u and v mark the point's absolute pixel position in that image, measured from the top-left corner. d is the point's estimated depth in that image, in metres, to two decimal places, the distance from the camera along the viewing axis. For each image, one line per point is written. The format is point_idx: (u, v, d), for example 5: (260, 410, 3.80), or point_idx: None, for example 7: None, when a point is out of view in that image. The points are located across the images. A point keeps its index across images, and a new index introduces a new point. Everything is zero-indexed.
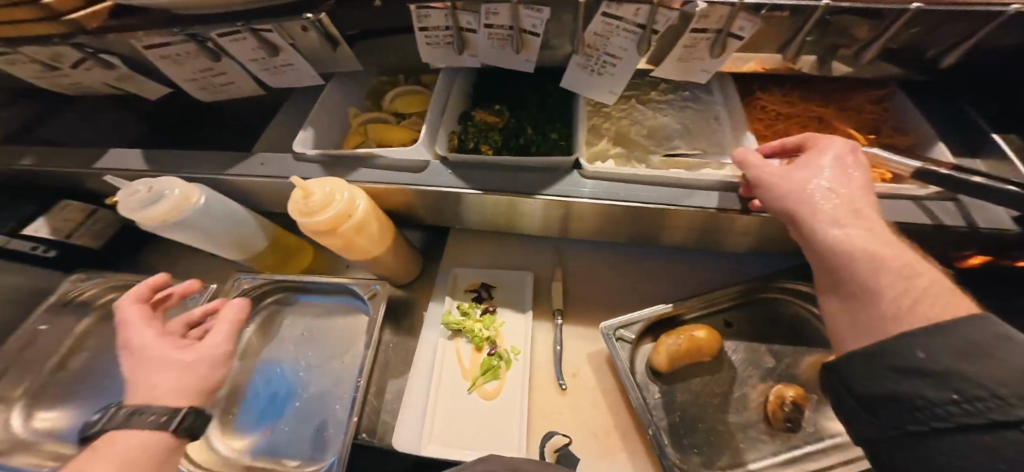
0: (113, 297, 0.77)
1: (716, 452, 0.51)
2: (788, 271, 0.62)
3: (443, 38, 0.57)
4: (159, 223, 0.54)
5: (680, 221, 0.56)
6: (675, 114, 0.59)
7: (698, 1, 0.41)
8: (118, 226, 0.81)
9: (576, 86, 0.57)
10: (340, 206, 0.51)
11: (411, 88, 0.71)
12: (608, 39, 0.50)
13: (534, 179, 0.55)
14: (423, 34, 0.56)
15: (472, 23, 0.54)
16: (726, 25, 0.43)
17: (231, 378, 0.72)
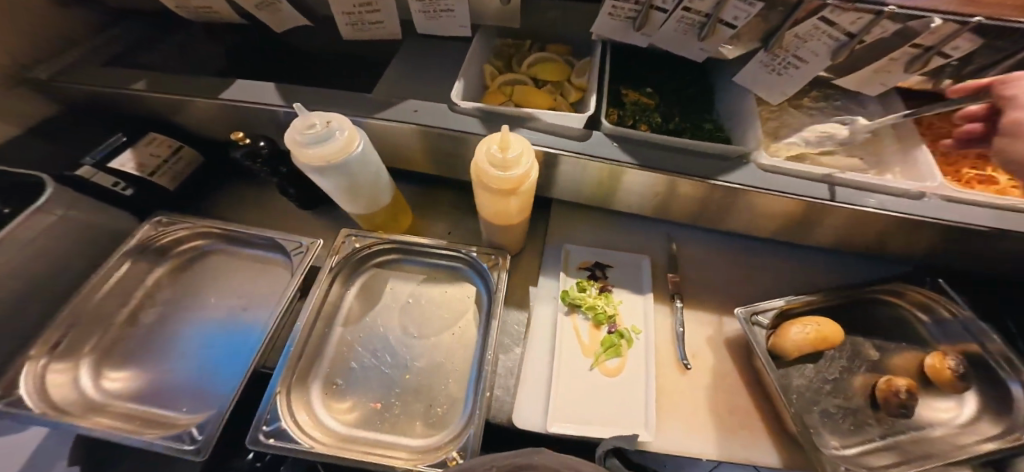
0: (194, 246, 0.67)
1: (835, 431, 0.59)
2: (897, 279, 0.69)
3: (627, 12, 0.56)
4: (322, 164, 0.45)
5: (827, 220, 0.59)
6: (823, 120, 0.63)
7: (933, 18, 0.42)
8: (197, 168, 0.71)
9: (749, 81, 0.59)
10: (527, 169, 0.50)
11: (550, 53, 0.68)
12: (805, 42, 0.50)
13: (709, 165, 0.56)
14: (613, 4, 0.54)
15: (667, 2, 0.52)
16: (942, 44, 0.44)
17: (333, 345, 0.63)
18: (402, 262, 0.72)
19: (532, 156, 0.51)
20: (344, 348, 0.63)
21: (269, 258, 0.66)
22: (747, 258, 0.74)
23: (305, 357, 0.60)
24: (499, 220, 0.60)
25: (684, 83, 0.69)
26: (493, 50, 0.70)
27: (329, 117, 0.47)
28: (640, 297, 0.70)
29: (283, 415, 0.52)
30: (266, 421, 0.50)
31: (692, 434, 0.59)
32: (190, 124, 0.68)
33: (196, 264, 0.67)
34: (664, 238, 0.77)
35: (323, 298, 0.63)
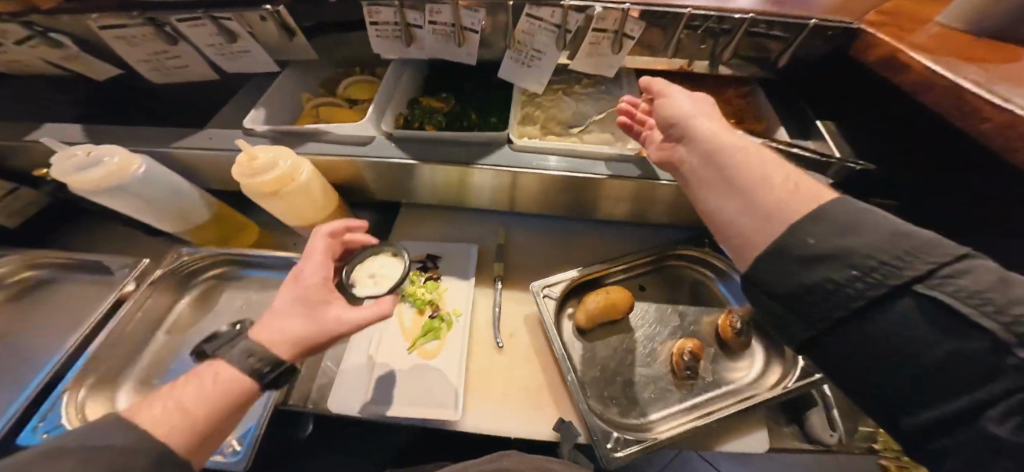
0: (27, 277, 0.72)
1: (631, 403, 0.62)
2: (685, 239, 0.76)
3: (391, 32, 0.64)
4: (90, 189, 0.56)
5: (592, 191, 0.66)
6: (593, 103, 0.73)
7: (596, 6, 0.54)
8: (44, 207, 0.78)
9: (511, 77, 0.66)
10: (282, 171, 0.55)
11: (363, 77, 0.77)
12: (533, 36, 0.59)
13: (470, 151, 0.63)
14: (373, 27, 0.63)
15: (417, 20, 0.61)
16: (619, 26, 0.56)
17: (153, 348, 0.64)
18: (238, 273, 0.72)
19: (289, 158, 0.56)
20: (164, 352, 0.63)
21: (98, 279, 0.71)
22: (567, 239, 0.80)
23: (113, 366, 0.60)
24: (299, 221, 0.63)
25: (478, 86, 0.74)
26: (321, 80, 0.81)
27: (108, 152, 0.58)
28: (465, 282, 0.73)
29: (67, 419, 0.53)
30: (42, 426, 0.51)
31: (502, 408, 0.61)
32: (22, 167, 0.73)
33: (34, 290, 0.71)
34: (494, 227, 0.82)
35: (137, 311, 0.62)
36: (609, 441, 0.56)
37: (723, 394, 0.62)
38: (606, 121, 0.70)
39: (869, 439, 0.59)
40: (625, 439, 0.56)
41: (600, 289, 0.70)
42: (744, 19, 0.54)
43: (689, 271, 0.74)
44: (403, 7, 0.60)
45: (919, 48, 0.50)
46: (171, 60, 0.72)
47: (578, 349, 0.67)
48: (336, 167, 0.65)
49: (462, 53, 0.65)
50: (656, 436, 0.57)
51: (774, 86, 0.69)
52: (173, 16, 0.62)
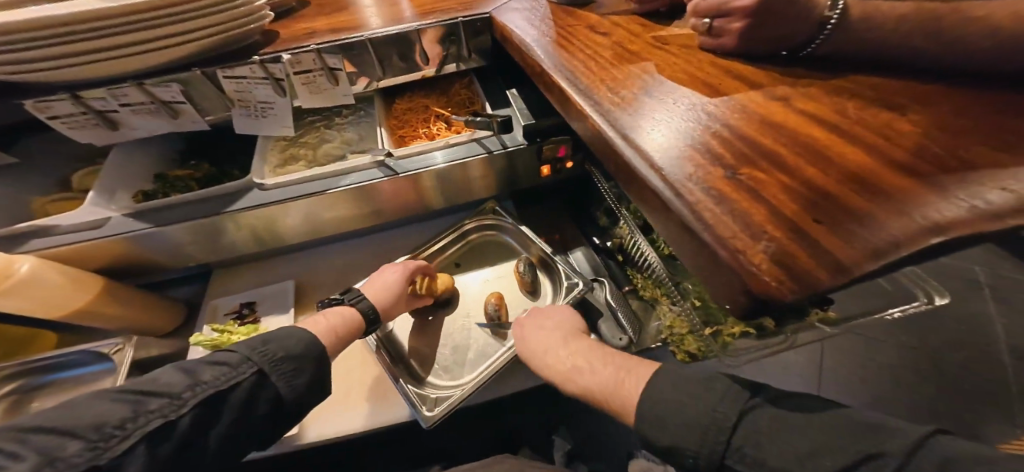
0: None
1: (453, 366, 0.70)
2: (478, 210, 0.87)
3: (84, 121, 0.62)
4: None
5: (357, 200, 0.74)
6: (354, 127, 0.83)
7: (287, 55, 0.65)
8: None
9: (250, 129, 0.74)
10: None
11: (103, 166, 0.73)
12: (251, 92, 0.69)
13: (223, 200, 0.68)
14: (57, 121, 0.60)
15: (107, 106, 0.62)
16: (320, 64, 0.69)
17: None
18: (38, 382, 0.75)
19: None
20: None
21: None
22: (383, 245, 0.88)
23: None
24: (59, 313, 0.61)
25: (236, 143, 0.79)
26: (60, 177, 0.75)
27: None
28: (284, 316, 0.75)
29: None
30: None
31: (342, 413, 0.68)
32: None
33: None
34: (308, 262, 0.86)
35: None
36: (424, 406, 0.63)
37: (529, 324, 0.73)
38: (365, 141, 0.80)
39: (655, 333, 0.71)
40: (437, 399, 0.64)
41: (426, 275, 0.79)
42: (413, 28, 0.72)
43: (486, 235, 0.86)
44: (82, 98, 0.59)
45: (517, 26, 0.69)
46: None
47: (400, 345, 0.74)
48: (81, 254, 0.64)
49: (184, 122, 0.70)
50: (462, 388, 0.65)
51: (481, 71, 0.87)
52: None
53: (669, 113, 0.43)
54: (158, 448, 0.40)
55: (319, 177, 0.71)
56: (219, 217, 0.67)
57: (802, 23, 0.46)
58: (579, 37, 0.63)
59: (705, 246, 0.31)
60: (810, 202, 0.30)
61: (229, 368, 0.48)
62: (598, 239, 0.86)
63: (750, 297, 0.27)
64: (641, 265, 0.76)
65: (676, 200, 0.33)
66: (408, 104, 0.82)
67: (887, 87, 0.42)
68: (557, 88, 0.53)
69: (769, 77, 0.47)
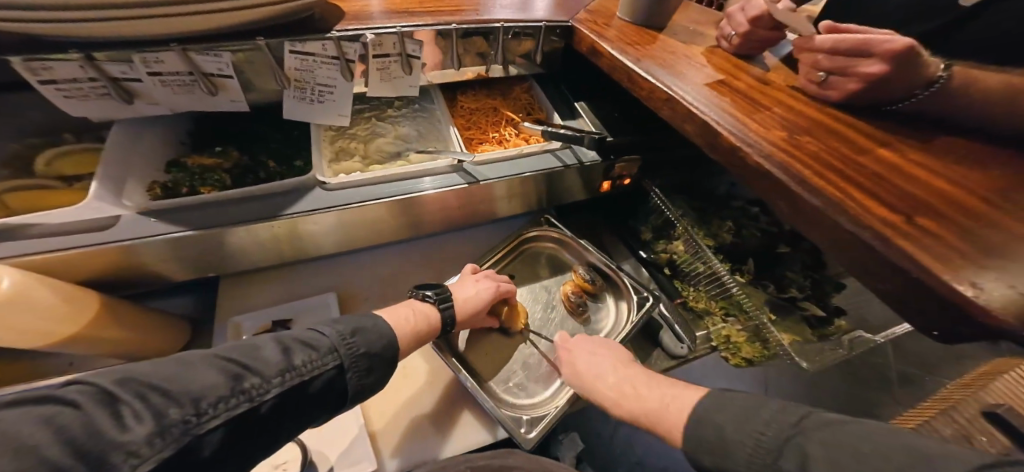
0: None
1: (531, 383, 0.69)
2: (533, 220, 0.86)
3: (89, 90, 0.46)
4: None
5: (427, 206, 0.68)
6: (410, 123, 0.74)
7: (369, 34, 0.56)
8: None
9: (298, 115, 0.61)
10: None
11: (87, 145, 0.55)
12: (312, 72, 0.57)
13: (277, 200, 0.56)
14: (51, 87, 0.43)
15: (128, 73, 0.46)
16: (400, 49, 0.60)
17: None
18: None
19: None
20: None
21: None
22: (432, 255, 0.81)
23: None
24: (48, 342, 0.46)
25: (270, 127, 0.65)
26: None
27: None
28: None
29: None
30: None
31: (423, 440, 0.63)
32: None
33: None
34: (346, 272, 0.75)
35: None
36: (522, 427, 0.61)
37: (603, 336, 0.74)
38: (427, 138, 0.73)
39: (707, 341, 0.77)
40: (530, 420, 0.62)
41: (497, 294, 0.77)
42: (497, 26, 0.67)
43: (542, 247, 0.85)
44: (97, 60, 0.43)
45: (608, 39, 0.69)
46: None
47: (470, 362, 0.69)
48: (79, 264, 0.48)
49: (219, 100, 0.55)
50: (556, 405, 0.64)
51: (541, 77, 0.85)
52: None
53: (816, 154, 0.46)
54: (236, 429, 0.38)
55: (391, 179, 0.64)
56: (271, 220, 0.55)
57: (913, 83, 0.52)
58: (675, 62, 0.64)
59: (920, 284, 0.34)
60: (987, 246, 0.35)
61: (318, 355, 0.46)
62: (643, 253, 0.88)
63: (978, 327, 0.31)
64: (695, 280, 0.80)
65: (876, 242, 0.36)
66: (474, 104, 0.77)
67: (967, 147, 0.50)
68: (687, 115, 0.54)
69: (870, 127, 0.52)
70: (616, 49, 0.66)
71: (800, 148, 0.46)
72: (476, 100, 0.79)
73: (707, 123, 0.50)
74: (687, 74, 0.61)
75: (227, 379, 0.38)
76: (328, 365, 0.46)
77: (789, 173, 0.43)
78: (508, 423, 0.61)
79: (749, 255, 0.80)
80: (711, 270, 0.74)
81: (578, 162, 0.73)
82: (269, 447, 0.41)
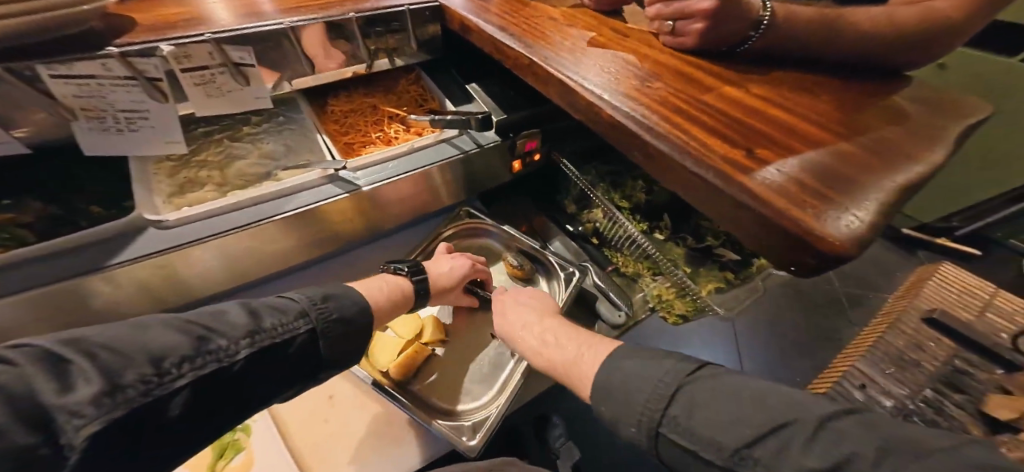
0: None
1: (474, 383, 0.60)
2: (448, 218, 0.77)
3: None
4: None
5: (306, 227, 0.58)
6: (275, 137, 0.65)
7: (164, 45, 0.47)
8: None
9: (106, 149, 0.52)
10: None
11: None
12: (103, 98, 0.47)
13: (97, 252, 0.45)
14: None
15: None
16: (221, 58, 0.51)
17: None
18: None
19: None
20: None
21: None
22: (342, 272, 0.69)
23: None
24: None
25: (84, 167, 0.54)
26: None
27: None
28: None
29: None
30: None
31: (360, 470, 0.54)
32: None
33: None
34: None
35: None
36: (462, 436, 0.54)
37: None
38: (297, 152, 0.63)
39: (644, 302, 0.74)
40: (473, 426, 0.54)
41: (406, 340, 0.61)
42: (349, 16, 0.60)
43: (461, 244, 0.77)
44: None
45: (471, 14, 0.64)
46: None
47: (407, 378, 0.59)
48: None
49: None
50: (498, 404, 0.56)
51: (426, 66, 0.79)
52: None
53: (670, 102, 0.44)
54: (205, 392, 0.32)
55: (247, 201, 0.54)
56: (91, 278, 0.44)
57: (741, 23, 0.51)
58: (540, 26, 0.61)
59: (761, 218, 0.33)
60: (814, 169, 0.35)
61: (287, 317, 0.39)
62: (570, 227, 0.83)
63: (817, 256, 0.31)
64: (619, 246, 0.76)
65: (718, 181, 0.35)
66: (348, 106, 0.70)
67: (805, 77, 0.51)
68: (547, 77, 0.52)
69: (721, 68, 0.52)
70: (482, 22, 0.62)
71: (655, 98, 0.45)
72: (352, 101, 0.71)
73: (569, 88, 0.49)
74: (557, 40, 0.58)
75: (188, 341, 0.32)
76: (302, 327, 0.40)
77: (647, 122, 0.42)
78: (448, 436, 0.53)
79: (664, 210, 0.78)
80: (627, 234, 0.71)
81: (475, 148, 0.66)
82: (245, 414, 0.36)
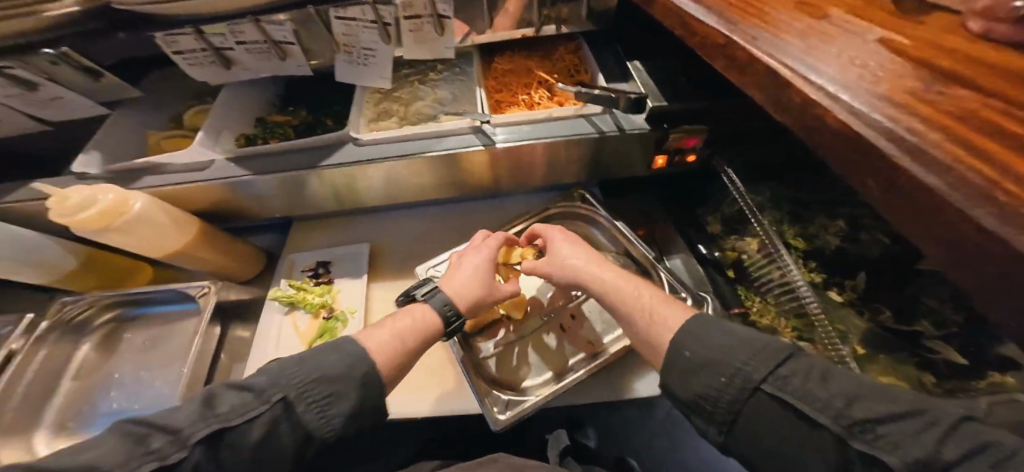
0: None
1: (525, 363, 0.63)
2: (566, 196, 0.77)
3: (203, 59, 0.60)
4: None
5: (450, 169, 0.67)
6: (448, 86, 0.76)
7: None
8: None
9: (347, 77, 0.69)
10: (107, 202, 0.51)
11: (209, 105, 0.71)
12: (356, 36, 0.62)
13: (317, 154, 0.64)
14: (180, 58, 0.59)
15: (223, 43, 0.58)
16: (432, 9, 0.60)
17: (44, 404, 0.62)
18: (134, 313, 0.71)
19: (105, 190, 0.52)
20: (64, 403, 0.62)
21: None
22: (464, 218, 0.80)
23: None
24: (161, 253, 0.60)
25: (329, 93, 0.74)
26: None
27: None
28: (358, 281, 0.71)
29: None
30: None
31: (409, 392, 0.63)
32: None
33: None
34: (384, 226, 0.80)
35: (30, 366, 0.62)
36: (496, 407, 0.58)
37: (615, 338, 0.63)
38: (460, 102, 0.73)
39: None
40: (512, 403, 0.58)
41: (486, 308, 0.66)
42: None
43: (577, 226, 0.76)
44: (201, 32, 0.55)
45: None
46: None
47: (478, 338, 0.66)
48: (188, 196, 0.62)
49: (291, 65, 0.64)
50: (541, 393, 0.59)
51: (596, 35, 0.74)
52: None
53: (951, 109, 0.25)
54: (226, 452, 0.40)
55: (412, 140, 0.65)
56: (311, 171, 0.63)
57: None
58: None
59: None
60: None
61: (305, 374, 0.45)
62: (704, 249, 0.72)
63: None
64: (763, 288, 0.62)
65: (989, 224, 0.18)
66: (508, 65, 0.73)
67: None
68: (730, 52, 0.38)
69: None
70: None
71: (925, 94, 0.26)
72: (517, 62, 0.75)
73: (757, 68, 0.35)
74: (773, 13, 0.39)
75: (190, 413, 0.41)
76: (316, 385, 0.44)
77: (915, 134, 0.24)
78: (487, 404, 0.58)
79: (863, 266, 0.58)
80: (786, 277, 0.56)
81: (615, 131, 0.62)
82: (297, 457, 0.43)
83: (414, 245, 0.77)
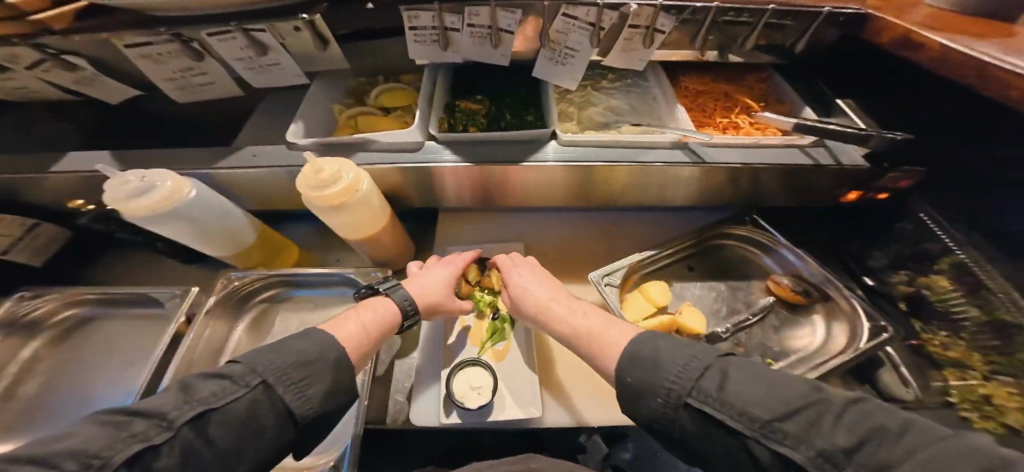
0: (82, 309, 0.73)
1: None
2: (730, 218, 0.76)
3: (430, 36, 0.62)
4: (150, 213, 0.58)
5: (638, 179, 0.67)
6: (623, 97, 0.76)
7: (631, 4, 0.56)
8: (66, 240, 0.77)
9: (543, 73, 0.69)
10: (349, 182, 0.54)
11: (397, 85, 0.76)
12: (567, 35, 0.61)
13: (521, 150, 0.64)
14: (413, 32, 0.60)
15: (455, 23, 0.59)
16: (651, 22, 0.58)
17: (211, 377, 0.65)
18: (288, 295, 0.75)
19: (351, 170, 0.56)
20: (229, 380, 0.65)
21: (150, 311, 0.73)
22: (616, 229, 0.80)
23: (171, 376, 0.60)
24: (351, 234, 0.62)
25: (510, 92, 0.75)
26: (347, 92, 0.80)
27: (159, 176, 0.60)
28: None
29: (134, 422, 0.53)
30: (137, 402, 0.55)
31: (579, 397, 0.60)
32: (45, 201, 0.72)
33: (80, 329, 0.72)
34: (536, 227, 0.80)
35: (199, 341, 0.64)
36: None
37: (795, 360, 0.60)
38: (640, 114, 0.73)
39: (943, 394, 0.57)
40: None
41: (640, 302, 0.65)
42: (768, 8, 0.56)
43: (737, 248, 0.75)
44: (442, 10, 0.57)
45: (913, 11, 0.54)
46: (198, 79, 0.68)
47: None
48: (383, 176, 0.65)
49: (497, 54, 0.64)
50: None
51: (784, 66, 0.74)
52: (201, 32, 0.56)
53: None
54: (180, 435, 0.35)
55: (610, 146, 0.64)
56: (515, 166, 0.63)
57: None
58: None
59: None
60: None
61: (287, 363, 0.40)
62: (870, 280, 0.71)
63: None
64: (951, 324, 0.59)
65: None
66: (702, 86, 0.74)
67: None
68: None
69: None
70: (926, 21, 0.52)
71: None
72: (706, 83, 0.75)
73: None
74: None
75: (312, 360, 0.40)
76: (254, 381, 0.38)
77: None
78: None
79: None
80: (997, 314, 0.54)
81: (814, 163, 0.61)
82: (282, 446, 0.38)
83: (571, 250, 0.77)
